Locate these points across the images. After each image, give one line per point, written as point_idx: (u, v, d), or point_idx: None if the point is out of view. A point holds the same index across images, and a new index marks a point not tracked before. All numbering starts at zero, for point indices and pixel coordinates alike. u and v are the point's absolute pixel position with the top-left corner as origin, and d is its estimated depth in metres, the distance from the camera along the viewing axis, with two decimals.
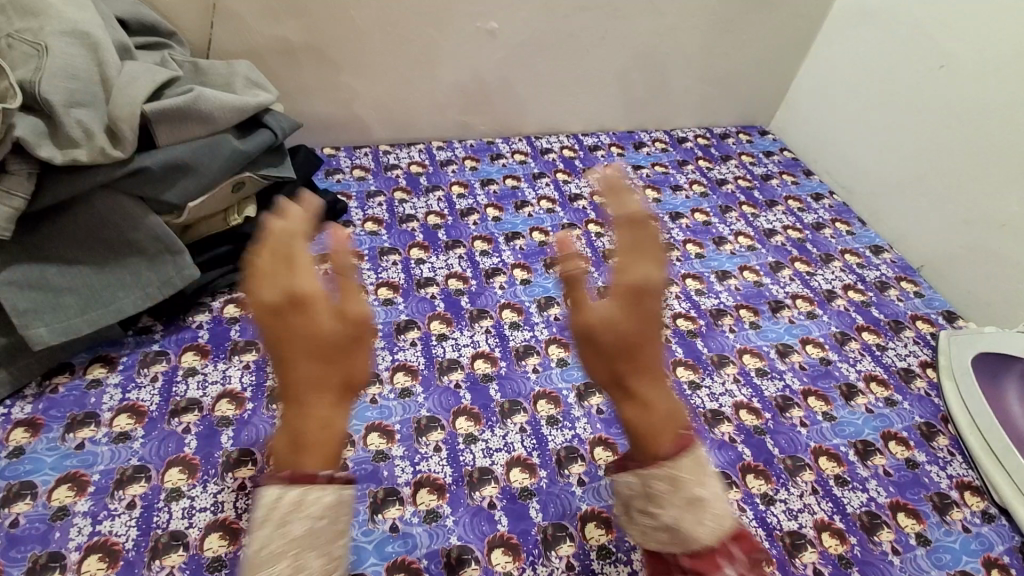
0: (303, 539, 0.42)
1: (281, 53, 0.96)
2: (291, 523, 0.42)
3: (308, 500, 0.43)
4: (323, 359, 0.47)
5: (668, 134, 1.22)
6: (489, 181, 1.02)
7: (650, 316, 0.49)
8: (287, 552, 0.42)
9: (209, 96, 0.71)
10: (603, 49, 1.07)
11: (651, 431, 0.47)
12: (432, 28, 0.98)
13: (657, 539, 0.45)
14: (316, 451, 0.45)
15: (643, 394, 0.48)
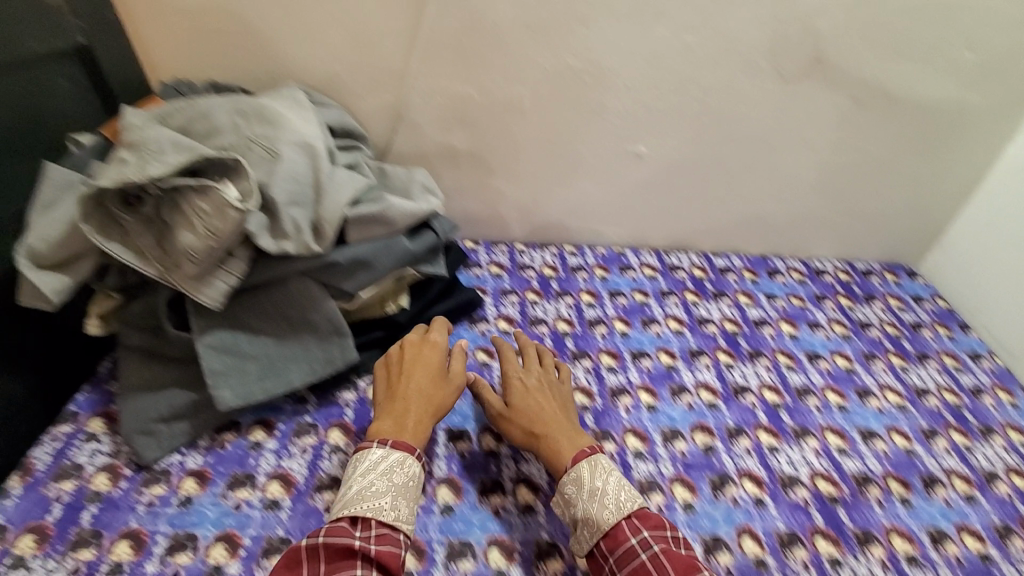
0: (402, 489, 0.62)
1: (447, 158, 1.07)
2: (393, 473, 0.62)
3: (407, 465, 0.64)
4: (427, 386, 0.72)
5: (805, 264, 1.18)
6: (617, 293, 1.04)
7: (541, 392, 0.75)
8: (388, 493, 0.61)
9: (395, 206, 0.81)
10: (748, 178, 1.08)
11: (558, 458, 0.68)
12: (583, 146, 1.05)
13: (586, 535, 0.62)
14: (412, 434, 0.67)
15: (543, 431, 0.70)
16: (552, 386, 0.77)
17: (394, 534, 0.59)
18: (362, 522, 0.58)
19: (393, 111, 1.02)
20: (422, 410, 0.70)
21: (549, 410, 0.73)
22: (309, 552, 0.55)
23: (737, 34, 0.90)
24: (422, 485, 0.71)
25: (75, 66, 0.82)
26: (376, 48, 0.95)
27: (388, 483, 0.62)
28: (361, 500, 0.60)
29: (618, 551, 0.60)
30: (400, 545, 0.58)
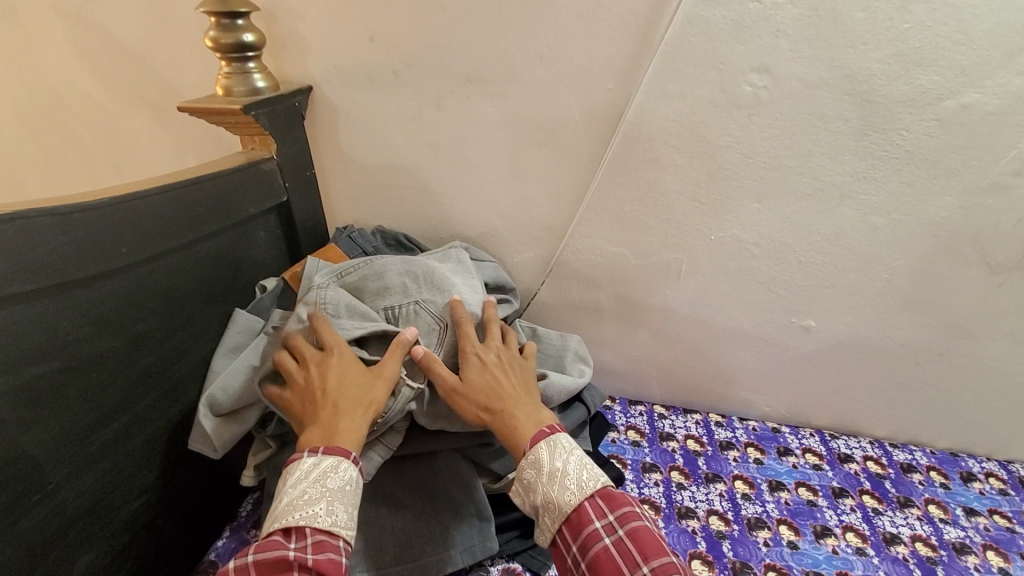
0: (338, 492, 0.59)
1: (590, 312, 1.05)
2: (329, 478, 0.59)
3: (343, 468, 0.61)
4: (349, 375, 0.68)
5: (1006, 469, 1.00)
6: (779, 486, 0.91)
7: (491, 371, 0.73)
8: (323, 497, 0.58)
9: (554, 382, 0.80)
10: (938, 364, 0.94)
11: (519, 439, 0.66)
12: (741, 314, 0.98)
13: (551, 523, 0.61)
14: (349, 437, 0.63)
15: (501, 410, 0.69)
16: (497, 362, 0.75)
17: (333, 540, 0.57)
18: (297, 532, 0.56)
19: (544, 265, 1.03)
20: (350, 403, 0.66)
21: (503, 390, 0.71)
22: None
23: (938, 220, 0.82)
24: None
25: (274, 219, 0.91)
26: (538, 209, 0.97)
27: (321, 488, 0.59)
28: (292, 509, 0.57)
29: (582, 534, 0.57)
30: (340, 552, 0.57)
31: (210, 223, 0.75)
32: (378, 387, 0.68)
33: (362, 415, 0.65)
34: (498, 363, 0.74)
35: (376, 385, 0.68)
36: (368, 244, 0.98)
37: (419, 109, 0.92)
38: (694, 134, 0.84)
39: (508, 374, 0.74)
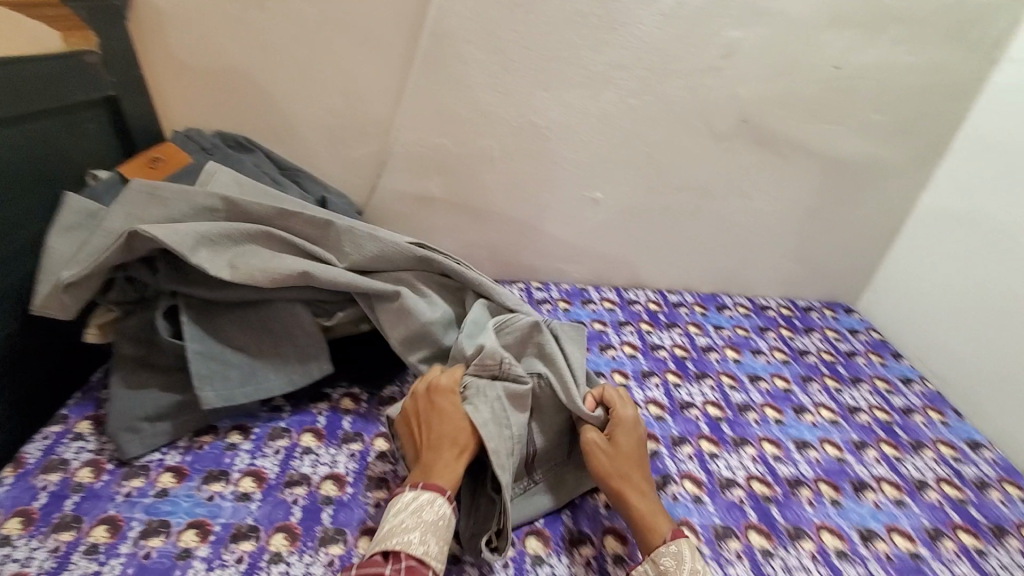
0: (432, 525, 0.62)
1: (425, 201, 1.20)
2: (425, 511, 0.63)
3: (439, 503, 0.64)
4: (436, 415, 0.72)
5: (751, 300, 1.30)
6: (578, 323, 1.14)
7: (623, 448, 0.74)
8: (417, 527, 0.61)
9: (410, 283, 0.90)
10: (694, 221, 1.22)
11: (649, 527, 0.67)
12: (546, 191, 1.18)
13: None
14: (445, 476, 0.66)
15: (616, 491, 0.70)
16: (635, 443, 0.75)
17: (423, 569, 0.59)
18: (392, 555, 0.59)
19: (378, 160, 1.15)
20: (452, 446, 0.69)
21: (628, 465, 0.72)
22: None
23: (675, 100, 1.07)
24: (388, 482, 0.76)
25: (101, 112, 0.95)
26: (366, 106, 1.09)
27: (416, 517, 0.62)
28: (392, 536, 0.61)
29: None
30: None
31: (34, 101, 0.79)
32: (461, 430, 0.71)
33: (457, 460, 0.69)
34: (635, 443, 0.75)
35: (455, 424, 0.72)
36: (205, 141, 1.05)
37: (243, 10, 0.99)
38: (488, 31, 1.01)
39: (643, 458, 0.74)
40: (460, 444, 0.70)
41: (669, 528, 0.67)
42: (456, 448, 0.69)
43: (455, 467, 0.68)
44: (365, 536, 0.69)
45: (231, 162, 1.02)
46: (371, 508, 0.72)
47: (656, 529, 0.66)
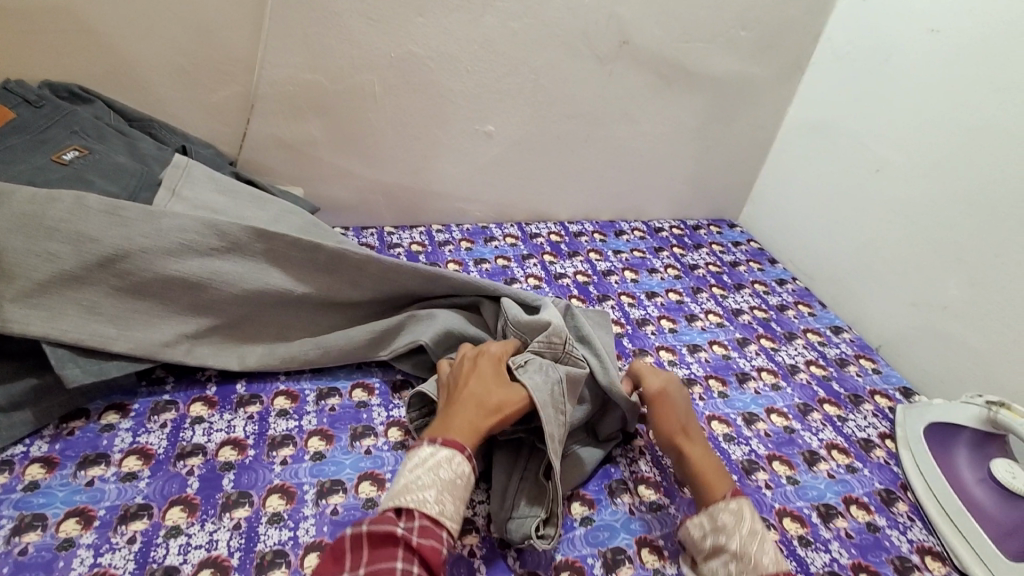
0: (448, 484, 0.57)
1: (306, 147, 1.10)
2: (442, 468, 0.58)
3: (457, 461, 0.59)
4: (472, 381, 0.68)
5: (645, 224, 1.37)
6: (483, 261, 1.13)
7: (670, 409, 0.73)
8: (434, 485, 0.56)
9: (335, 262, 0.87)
10: (586, 149, 1.25)
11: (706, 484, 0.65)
12: (435, 127, 1.13)
13: (731, 571, 0.58)
14: (463, 432, 0.62)
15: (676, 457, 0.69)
16: (680, 407, 0.74)
17: (437, 530, 0.54)
18: (407, 512, 0.54)
19: (245, 102, 1.03)
20: (477, 407, 0.65)
21: (676, 429, 0.71)
22: (352, 542, 0.52)
23: (554, 22, 1.06)
24: (292, 438, 0.72)
25: None
26: (222, 40, 0.96)
27: (433, 470, 0.57)
28: (406, 491, 0.55)
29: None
30: (444, 543, 0.53)
31: None
32: (492, 396, 0.66)
33: (480, 421, 0.63)
34: (680, 406, 0.74)
35: (491, 393, 0.67)
36: (30, 92, 0.86)
37: None
38: None
39: (692, 418, 0.73)
40: (485, 408, 0.65)
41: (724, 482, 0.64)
42: (478, 410, 0.64)
43: (474, 428, 0.63)
44: (273, 494, 0.65)
45: (66, 116, 0.85)
46: (277, 467, 0.69)
47: (711, 485, 0.64)
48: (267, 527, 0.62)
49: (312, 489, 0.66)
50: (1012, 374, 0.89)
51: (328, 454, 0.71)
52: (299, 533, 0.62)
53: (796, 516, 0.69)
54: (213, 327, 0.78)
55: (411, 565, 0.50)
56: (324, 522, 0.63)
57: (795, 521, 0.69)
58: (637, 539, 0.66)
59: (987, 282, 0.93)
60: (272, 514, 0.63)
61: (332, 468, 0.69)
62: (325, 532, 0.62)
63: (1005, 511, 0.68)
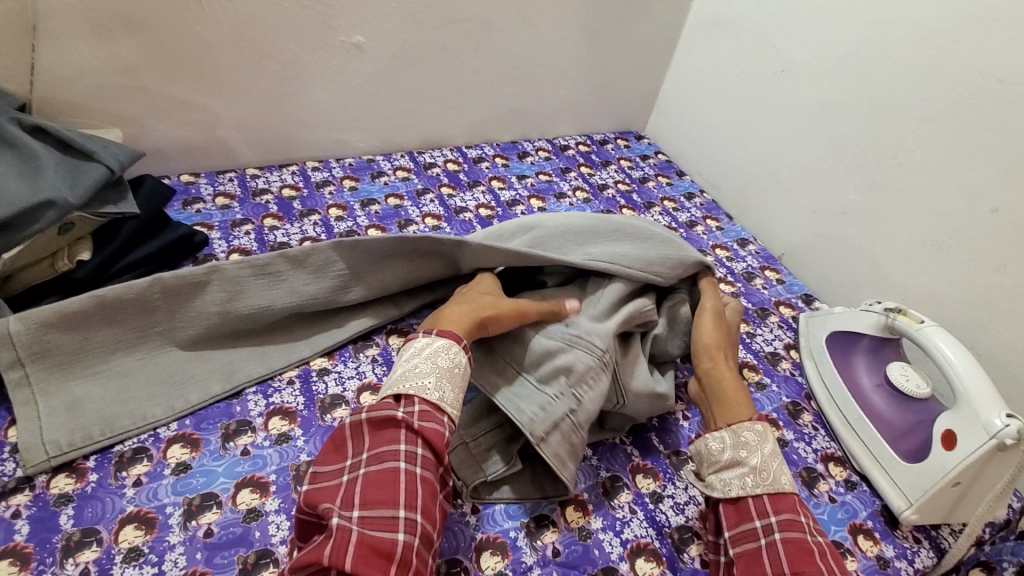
0: (447, 372, 0.57)
1: (125, 76, 0.86)
2: (439, 357, 0.58)
3: (454, 351, 0.59)
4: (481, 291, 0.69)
5: (550, 142, 1.26)
6: (370, 202, 0.99)
7: (728, 335, 0.77)
8: (433, 373, 0.57)
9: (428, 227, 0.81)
10: (477, 60, 1.10)
11: (730, 403, 0.67)
12: (291, 41, 0.93)
13: (746, 483, 0.59)
14: (460, 326, 0.62)
15: (710, 377, 0.71)
16: (729, 337, 0.77)
17: (438, 414, 0.55)
18: (406, 398, 0.54)
19: (19, 20, 0.77)
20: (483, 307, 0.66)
21: (718, 353, 0.73)
22: (353, 429, 0.54)
23: None
24: (146, 452, 0.60)
25: None
26: None
27: (431, 366, 0.57)
28: (405, 379, 0.56)
29: (784, 514, 0.56)
30: (446, 425, 0.55)
31: None
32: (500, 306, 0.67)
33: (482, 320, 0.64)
34: (728, 336, 0.77)
35: (502, 304, 0.67)
36: None
37: None
38: None
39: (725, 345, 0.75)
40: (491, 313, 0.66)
41: (738, 403, 0.66)
42: (483, 311, 0.65)
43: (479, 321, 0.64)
44: (127, 526, 0.54)
45: None
46: (129, 491, 0.57)
47: (731, 405, 0.66)
48: (122, 568, 0.51)
49: (178, 511, 0.56)
50: (901, 272, 0.92)
51: (194, 464, 0.60)
52: (165, 568, 0.52)
53: None
54: None
55: (415, 447, 0.52)
56: (197, 548, 0.53)
57: None
58: (560, 500, 0.62)
59: (882, 183, 0.93)
60: (127, 551, 0.53)
61: (202, 480, 0.58)
62: (198, 560, 0.53)
63: (900, 414, 0.70)
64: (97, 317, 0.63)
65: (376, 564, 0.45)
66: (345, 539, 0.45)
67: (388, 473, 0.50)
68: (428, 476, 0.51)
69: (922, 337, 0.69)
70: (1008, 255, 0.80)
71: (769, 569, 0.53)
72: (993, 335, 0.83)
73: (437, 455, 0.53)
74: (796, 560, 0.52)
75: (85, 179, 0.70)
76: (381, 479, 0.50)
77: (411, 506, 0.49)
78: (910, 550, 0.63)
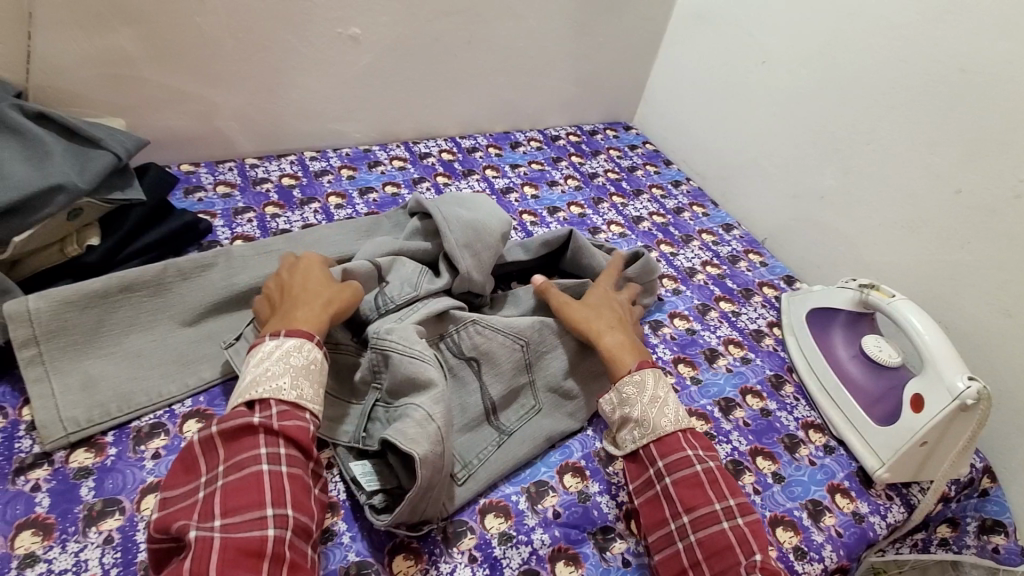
0: (303, 369, 0.55)
1: (123, 66, 0.88)
2: (293, 355, 0.56)
3: (308, 348, 0.56)
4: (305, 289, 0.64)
5: (542, 133, 1.29)
6: (369, 190, 1.01)
7: (590, 297, 0.75)
8: (288, 372, 0.55)
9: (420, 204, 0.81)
10: (469, 52, 1.13)
11: (615, 360, 0.66)
12: (287, 33, 0.95)
13: (637, 435, 0.61)
14: (313, 323, 0.59)
15: (596, 339, 0.69)
16: (605, 298, 0.75)
17: (299, 412, 0.54)
18: (261, 402, 0.53)
19: (18, 9, 0.77)
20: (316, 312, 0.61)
21: (582, 315, 0.71)
22: (205, 443, 0.51)
23: None
24: (163, 427, 0.63)
25: None
26: None
27: (285, 364, 0.55)
28: (256, 383, 0.53)
29: (671, 456, 0.59)
30: (308, 421, 0.54)
31: None
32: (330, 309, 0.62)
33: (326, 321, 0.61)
34: (604, 298, 0.75)
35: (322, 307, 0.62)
36: None
37: None
38: None
39: (609, 306, 0.74)
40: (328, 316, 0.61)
41: (619, 359, 0.66)
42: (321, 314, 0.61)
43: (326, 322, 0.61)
44: (148, 495, 0.57)
45: None
46: (149, 463, 0.60)
47: (613, 363, 0.66)
48: (147, 534, 0.55)
49: None
50: (876, 253, 0.97)
51: None
52: None
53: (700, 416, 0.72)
54: (37, 313, 0.63)
55: (276, 447, 0.51)
56: None
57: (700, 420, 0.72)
58: (558, 467, 0.66)
59: (857, 169, 0.98)
60: (150, 518, 0.56)
61: None
62: None
63: (873, 382, 0.75)
64: (124, 299, 0.68)
65: (243, 564, 0.45)
66: (205, 551, 0.45)
67: (249, 478, 0.49)
68: (295, 472, 0.51)
69: (894, 309, 0.74)
70: (971, 234, 0.86)
71: (667, 512, 0.57)
72: (958, 309, 0.88)
73: (301, 451, 0.52)
74: (687, 498, 0.56)
75: (93, 166, 0.72)
76: (243, 484, 0.48)
77: (279, 503, 0.49)
78: (882, 506, 0.68)
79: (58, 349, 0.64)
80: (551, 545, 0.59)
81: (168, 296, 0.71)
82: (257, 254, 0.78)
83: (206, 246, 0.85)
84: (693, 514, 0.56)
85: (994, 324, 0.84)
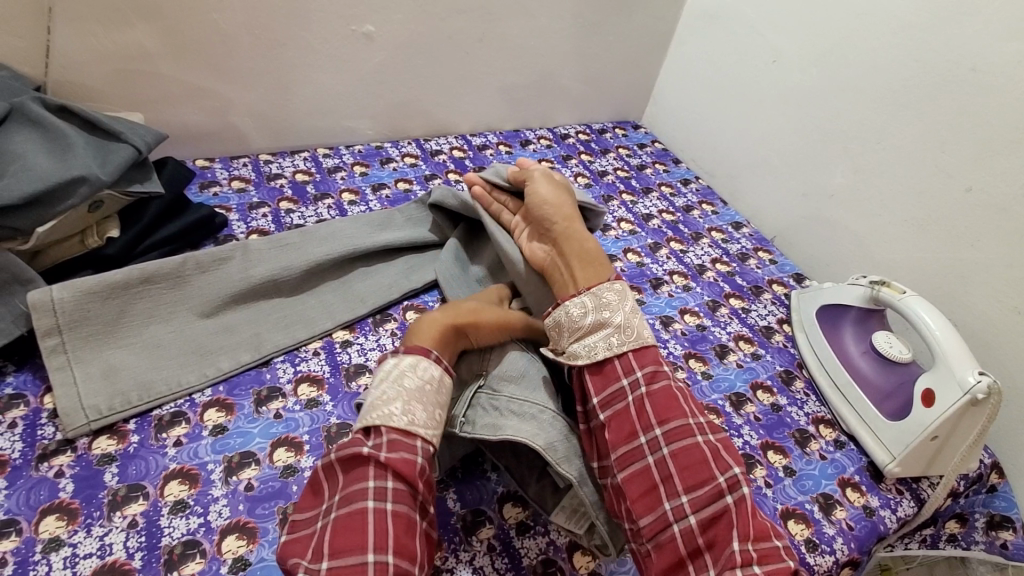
0: (416, 393, 0.56)
1: (140, 62, 0.88)
2: (407, 377, 0.57)
3: (423, 367, 0.58)
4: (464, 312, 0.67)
5: (551, 131, 1.30)
6: (381, 186, 1.02)
7: (548, 204, 0.80)
8: (400, 397, 0.56)
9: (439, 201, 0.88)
10: (481, 50, 1.13)
11: (581, 265, 0.73)
12: (301, 29, 0.96)
13: (611, 343, 0.64)
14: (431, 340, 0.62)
15: (571, 246, 0.75)
16: (560, 205, 0.80)
17: (410, 440, 0.53)
18: (374, 429, 0.53)
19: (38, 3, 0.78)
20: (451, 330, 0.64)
21: (555, 224, 0.77)
22: (326, 470, 0.53)
23: None
24: (184, 416, 0.64)
25: None
26: None
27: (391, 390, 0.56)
28: (374, 407, 0.55)
29: (647, 369, 0.62)
30: (418, 451, 0.53)
31: None
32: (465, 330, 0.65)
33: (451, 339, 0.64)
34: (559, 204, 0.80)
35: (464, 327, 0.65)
36: None
37: None
38: None
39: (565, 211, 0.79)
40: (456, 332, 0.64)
41: (591, 266, 0.72)
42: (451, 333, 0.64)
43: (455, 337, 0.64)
44: (172, 481, 0.58)
45: None
46: (171, 450, 0.61)
47: (581, 269, 0.72)
48: (170, 518, 0.55)
49: (219, 468, 0.60)
50: (887, 251, 0.98)
51: (231, 426, 0.64)
52: (211, 518, 0.56)
53: (711, 409, 0.73)
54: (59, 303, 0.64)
55: (385, 482, 0.50)
56: (239, 500, 0.58)
57: (711, 414, 0.73)
58: None
59: (867, 167, 0.99)
60: (174, 503, 0.57)
61: (239, 441, 0.63)
62: (241, 511, 0.57)
63: (883, 377, 0.76)
64: (143, 290, 0.69)
65: None
66: None
67: (357, 516, 0.48)
68: (401, 509, 0.50)
69: (905, 305, 0.75)
70: (981, 232, 0.86)
71: (639, 425, 0.58)
72: (967, 307, 0.89)
73: (411, 487, 0.51)
74: (662, 412, 0.58)
75: (114, 159, 0.73)
76: (350, 525, 0.48)
77: (381, 547, 0.47)
78: (893, 501, 0.68)
79: (80, 338, 0.65)
80: (567, 536, 0.60)
81: (186, 287, 0.72)
82: (273, 248, 0.79)
83: (221, 239, 0.86)
84: (666, 422, 0.57)
85: (1003, 321, 0.85)
